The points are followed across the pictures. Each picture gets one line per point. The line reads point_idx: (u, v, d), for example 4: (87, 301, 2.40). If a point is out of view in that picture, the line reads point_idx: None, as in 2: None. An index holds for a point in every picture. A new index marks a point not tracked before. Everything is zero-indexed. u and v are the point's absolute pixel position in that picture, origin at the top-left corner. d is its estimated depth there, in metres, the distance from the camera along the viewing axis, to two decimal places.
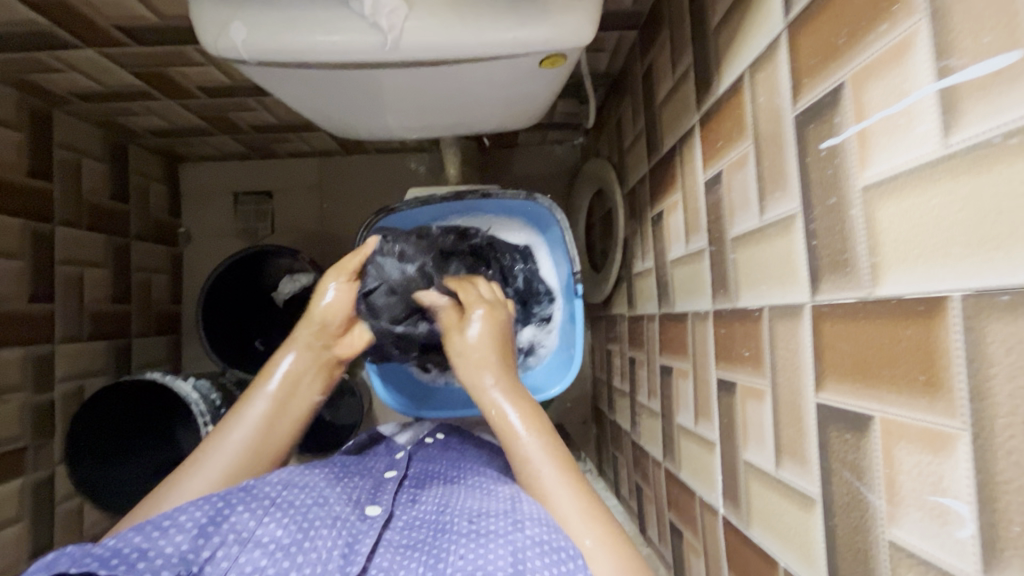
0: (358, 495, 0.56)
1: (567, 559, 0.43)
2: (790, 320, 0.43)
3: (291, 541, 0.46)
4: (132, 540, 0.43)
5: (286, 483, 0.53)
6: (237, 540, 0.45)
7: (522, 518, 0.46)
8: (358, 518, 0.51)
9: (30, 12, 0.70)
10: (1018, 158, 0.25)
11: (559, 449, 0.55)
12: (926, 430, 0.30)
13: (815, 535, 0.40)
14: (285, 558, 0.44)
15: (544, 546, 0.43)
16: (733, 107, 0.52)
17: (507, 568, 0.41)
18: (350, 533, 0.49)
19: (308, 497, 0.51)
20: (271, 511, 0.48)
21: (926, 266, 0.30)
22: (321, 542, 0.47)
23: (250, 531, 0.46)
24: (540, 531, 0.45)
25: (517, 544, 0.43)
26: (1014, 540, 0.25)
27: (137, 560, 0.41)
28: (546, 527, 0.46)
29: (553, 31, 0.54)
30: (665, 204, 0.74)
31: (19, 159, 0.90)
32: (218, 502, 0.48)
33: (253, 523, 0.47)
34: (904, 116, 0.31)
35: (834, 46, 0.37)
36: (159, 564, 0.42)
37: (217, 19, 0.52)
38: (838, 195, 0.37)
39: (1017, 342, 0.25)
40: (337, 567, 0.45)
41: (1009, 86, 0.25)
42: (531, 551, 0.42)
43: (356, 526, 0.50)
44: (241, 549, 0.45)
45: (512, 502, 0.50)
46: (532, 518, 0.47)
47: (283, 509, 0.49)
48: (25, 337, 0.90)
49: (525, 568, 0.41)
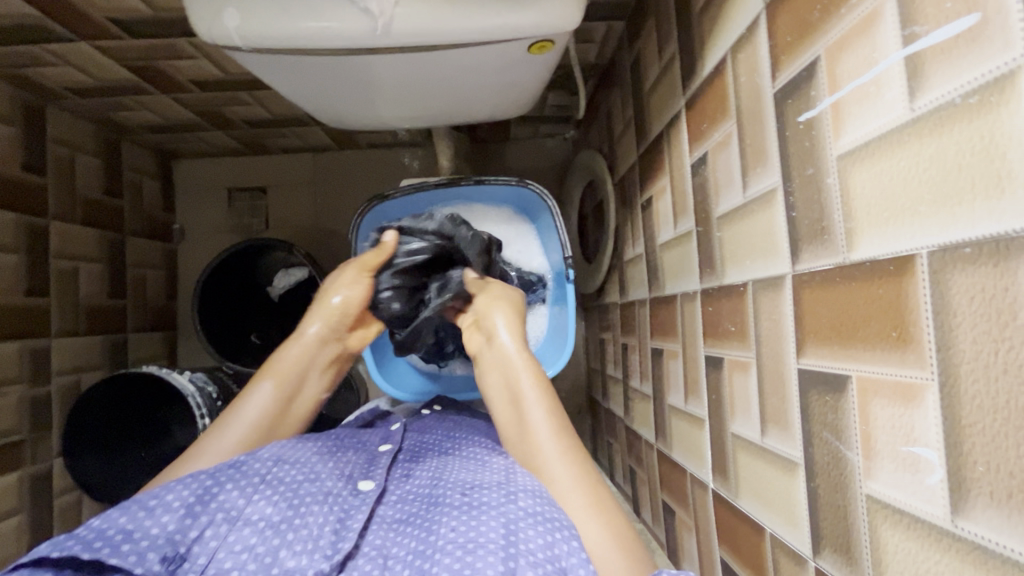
0: (352, 469, 0.57)
1: (557, 527, 0.44)
2: (772, 292, 0.44)
3: (280, 518, 0.47)
4: (116, 521, 0.44)
5: (275, 459, 0.53)
6: (226, 518, 0.46)
7: (516, 491, 0.48)
8: (349, 492, 0.53)
9: (24, 5, 0.71)
10: (976, 117, 0.26)
11: (559, 422, 0.57)
12: (899, 383, 0.31)
13: (797, 497, 0.42)
14: (275, 535, 0.46)
15: (538, 517, 0.45)
16: (717, 89, 0.53)
17: (498, 539, 0.42)
18: (341, 508, 0.51)
19: (298, 474, 0.52)
20: (259, 488, 0.49)
21: (895, 227, 0.31)
22: (312, 518, 0.48)
23: (239, 508, 0.47)
24: (532, 503, 0.46)
25: (509, 516, 0.45)
26: (978, 479, 0.27)
27: (121, 542, 0.42)
28: (538, 499, 0.47)
29: (541, 15, 0.55)
30: (653, 189, 0.75)
31: (13, 153, 0.91)
32: (206, 480, 0.49)
33: (242, 501, 0.48)
34: (874, 85, 0.32)
35: (809, 21, 0.38)
36: (144, 545, 0.43)
37: (210, 6, 0.53)
38: (816, 165, 0.38)
39: (979, 292, 0.26)
40: (328, 543, 0.46)
41: (968, 48, 0.26)
42: (524, 522, 0.44)
43: (347, 501, 0.52)
44: (230, 527, 0.46)
45: (506, 475, 0.51)
46: (525, 490, 0.48)
47: (274, 485, 0.50)
48: (21, 330, 0.91)
49: (516, 540, 0.42)
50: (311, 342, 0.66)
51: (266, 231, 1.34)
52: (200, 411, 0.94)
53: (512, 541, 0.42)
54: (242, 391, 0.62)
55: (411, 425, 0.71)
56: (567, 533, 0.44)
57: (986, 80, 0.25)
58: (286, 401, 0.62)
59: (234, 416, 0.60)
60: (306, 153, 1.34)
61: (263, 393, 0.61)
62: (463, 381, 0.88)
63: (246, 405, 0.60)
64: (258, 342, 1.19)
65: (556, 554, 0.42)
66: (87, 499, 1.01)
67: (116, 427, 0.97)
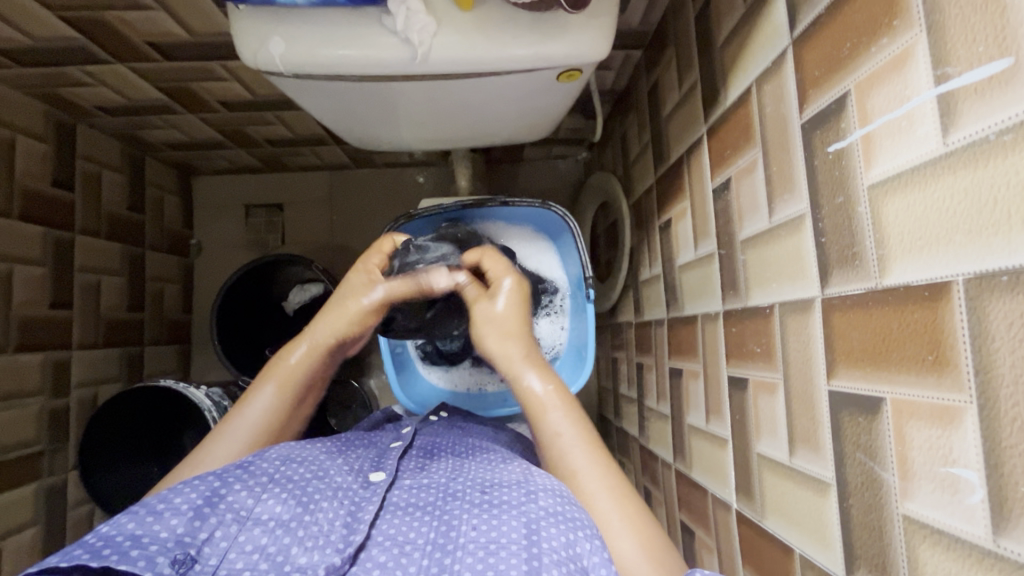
0: (361, 464, 0.59)
1: (579, 526, 0.45)
2: (800, 315, 0.46)
3: (290, 517, 0.47)
4: (124, 527, 0.43)
5: (284, 458, 0.54)
6: (236, 518, 0.47)
7: (536, 489, 0.48)
8: (361, 485, 0.54)
9: (68, 29, 0.74)
10: (1010, 153, 0.28)
11: (583, 426, 0.58)
12: (936, 406, 0.32)
13: (829, 517, 0.42)
14: (286, 534, 0.46)
15: (560, 516, 0.45)
16: (741, 117, 0.55)
17: (521, 539, 0.43)
18: (353, 501, 0.51)
19: (308, 471, 0.53)
20: (269, 488, 0.50)
21: (930, 254, 0.33)
22: (322, 514, 0.49)
23: (249, 508, 0.48)
24: (553, 503, 0.47)
25: (530, 515, 0.45)
26: (1020, 500, 0.28)
27: (129, 547, 0.41)
28: (559, 498, 0.47)
29: (573, 45, 0.57)
30: (672, 212, 0.77)
31: (44, 169, 0.93)
32: (213, 481, 0.48)
33: (252, 501, 0.48)
34: (907, 119, 0.34)
35: (838, 58, 0.40)
36: (153, 550, 0.42)
37: (257, 34, 0.55)
38: (846, 194, 0.40)
39: (1016, 319, 0.28)
40: (339, 538, 0.47)
41: (1002, 89, 0.28)
42: (546, 521, 0.44)
43: (358, 493, 0.52)
44: (240, 528, 0.46)
45: (525, 473, 0.52)
46: (547, 490, 0.48)
47: (282, 484, 0.50)
48: (45, 343, 0.92)
49: (538, 539, 0.43)
50: (317, 347, 0.66)
51: (282, 247, 1.36)
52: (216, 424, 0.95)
53: (534, 540, 0.43)
54: (246, 391, 0.63)
55: (421, 429, 0.71)
56: (590, 532, 0.45)
57: (1019, 120, 0.27)
58: (288, 407, 0.63)
59: (239, 416, 0.61)
60: (323, 171, 1.37)
61: (267, 393, 0.63)
62: (497, 398, 0.88)
63: (249, 405, 0.62)
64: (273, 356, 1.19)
65: (577, 553, 0.43)
66: (100, 513, 1.01)
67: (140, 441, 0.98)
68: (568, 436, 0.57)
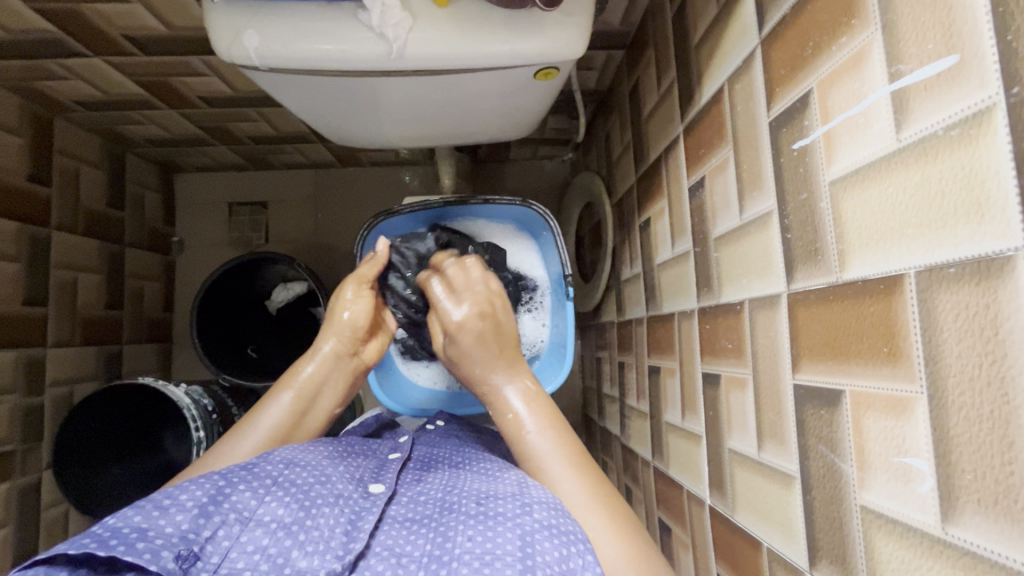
0: (362, 474, 0.58)
1: (573, 541, 0.44)
2: (768, 310, 0.46)
3: (292, 520, 0.46)
4: (131, 519, 0.42)
5: (288, 461, 0.53)
6: (238, 518, 0.45)
7: (531, 502, 0.47)
8: (361, 495, 0.53)
9: (44, 22, 0.73)
10: (956, 148, 0.28)
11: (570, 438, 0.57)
12: (889, 397, 0.33)
13: (793, 511, 0.43)
14: (287, 537, 0.45)
15: (553, 530, 0.44)
16: (714, 116, 0.56)
17: (515, 551, 0.42)
18: (353, 510, 0.50)
19: (310, 475, 0.52)
20: (272, 490, 0.49)
21: (885, 249, 0.33)
22: (323, 520, 0.47)
23: (252, 510, 0.46)
24: (547, 516, 0.46)
25: (525, 528, 0.44)
26: (966, 487, 0.28)
27: (136, 539, 0.40)
28: (553, 511, 0.47)
29: (547, 43, 0.58)
30: (651, 211, 0.78)
31: (20, 163, 0.92)
32: (218, 481, 0.48)
33: (254, 502, 0.47)
34: (864, 116, 0.35)
35: (801, 56, 0.41)
36: (158, 543, 0.41)
37: (231, 27, 0.55)
38: (809, 191, 0.40)
39: (964, 309, 0.28)
40: (339, 544, 0.46)
41: (949, 85, 0.29)
42: (540, 534, 0.44)
43: (358, 503, 0.51)
44: (242, 528, 0.45)
45: (521, 485, 0.51)
46: (540, 502, 0.48)
47: (285, 488, 0.49)
48: (19, 339, 0.91)
49: (533, 553, 0.42)
50: (329, 358, 0.67)
51: (265, 245, 1.35)
52: (195, 424, 0.93)
53: (529, 553, 0.42)
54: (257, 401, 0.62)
55: (418, 439, 0.71)
56: (582, 547, 0.44)
57: (967, 114, 0.28)
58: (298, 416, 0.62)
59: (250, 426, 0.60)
60: (308, 169, 1.36)
61: (279, 405, 0.61)
62: (477, 397, 0.88)
63: (260, 415, 0.60)
64: (256, 356, 1.19)
65: (571, 567, 0.42)
66: (74, 513, 0.99)
67: (139, 414, 0.99)
68: (546, 451, 0.56)
